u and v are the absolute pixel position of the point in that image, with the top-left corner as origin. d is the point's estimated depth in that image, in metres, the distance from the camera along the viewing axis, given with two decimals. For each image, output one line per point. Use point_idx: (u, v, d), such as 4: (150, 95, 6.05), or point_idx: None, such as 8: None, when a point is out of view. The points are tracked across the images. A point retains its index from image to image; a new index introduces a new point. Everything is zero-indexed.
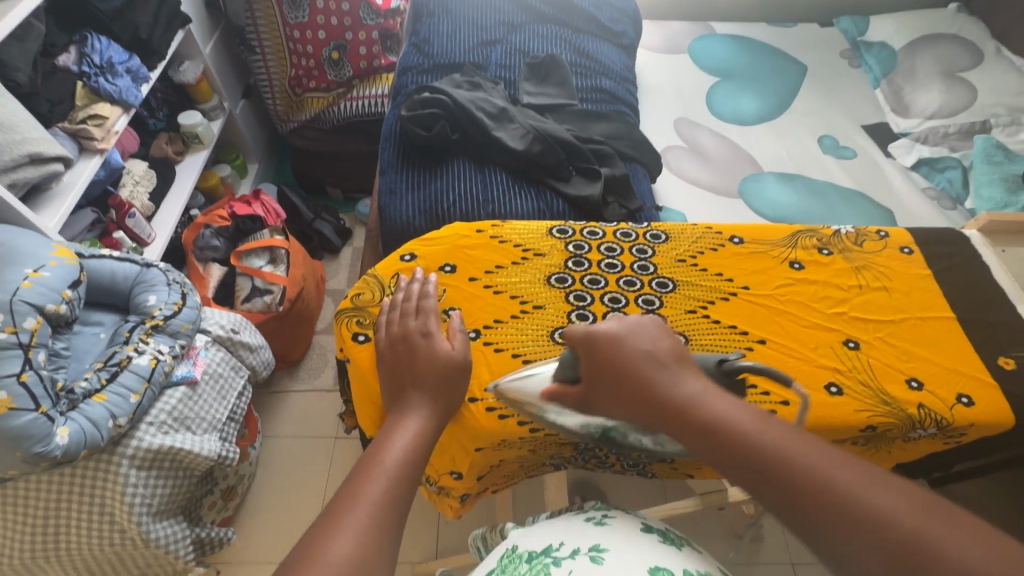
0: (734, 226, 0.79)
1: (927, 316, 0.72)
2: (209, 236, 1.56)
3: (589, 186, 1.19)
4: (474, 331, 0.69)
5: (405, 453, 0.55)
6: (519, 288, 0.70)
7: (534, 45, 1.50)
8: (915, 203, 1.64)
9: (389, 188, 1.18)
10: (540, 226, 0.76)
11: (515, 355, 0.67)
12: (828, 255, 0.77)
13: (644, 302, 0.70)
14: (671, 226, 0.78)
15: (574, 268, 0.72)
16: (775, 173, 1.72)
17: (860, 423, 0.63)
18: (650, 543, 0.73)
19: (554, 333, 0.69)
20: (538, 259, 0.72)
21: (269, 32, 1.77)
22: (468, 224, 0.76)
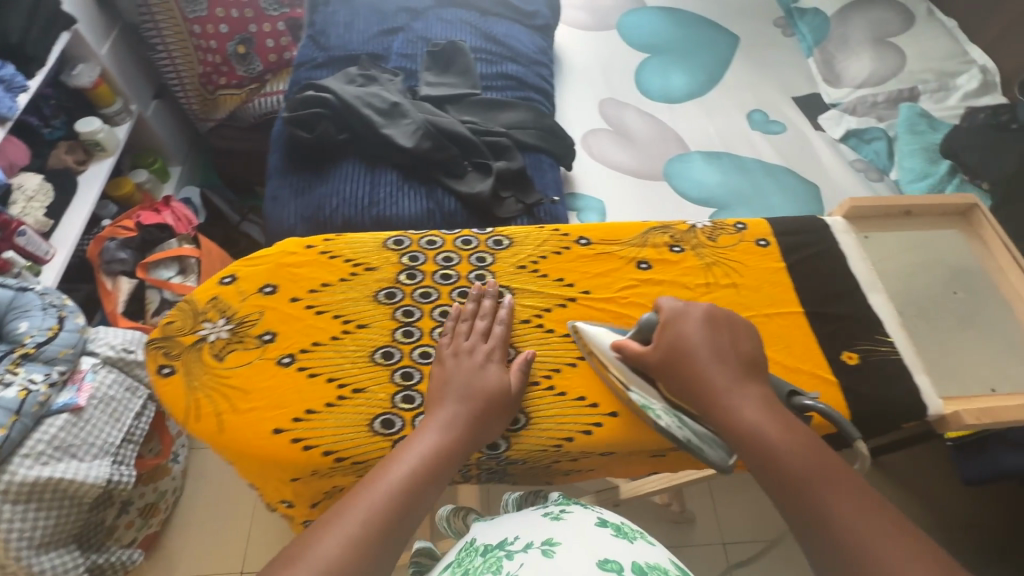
0: (585, 226, 0.80)
1: (773, 313, 0.74)
2: (114, 249, 1.50)
3: (482, 182, 1.15)
4: (288, 356, 0.65)
5: (414, 467, 0.58)
6: (345, 307, 0.68)
7: (437, 31, 1.44)
8: (841, 177, 1.61)
9: (273, 195, 1.13)
10: (376, 237, 0.74)
11: (328, 380, 0.63)
12: (679, 252, 0.77)
13: (477, 315, 0.71)
14: (516, 229, 0.78)
15: (405, 282, 0.71)
16: (702, 152, 1.68)
17: (685, 430, 0.67)
18: (605, 535, 0.70)
19: (376, 354, 0.66)
20: (367, 274, 0.71)
21: (170, 28, 1.67)
22: (297, 239, 0.73)
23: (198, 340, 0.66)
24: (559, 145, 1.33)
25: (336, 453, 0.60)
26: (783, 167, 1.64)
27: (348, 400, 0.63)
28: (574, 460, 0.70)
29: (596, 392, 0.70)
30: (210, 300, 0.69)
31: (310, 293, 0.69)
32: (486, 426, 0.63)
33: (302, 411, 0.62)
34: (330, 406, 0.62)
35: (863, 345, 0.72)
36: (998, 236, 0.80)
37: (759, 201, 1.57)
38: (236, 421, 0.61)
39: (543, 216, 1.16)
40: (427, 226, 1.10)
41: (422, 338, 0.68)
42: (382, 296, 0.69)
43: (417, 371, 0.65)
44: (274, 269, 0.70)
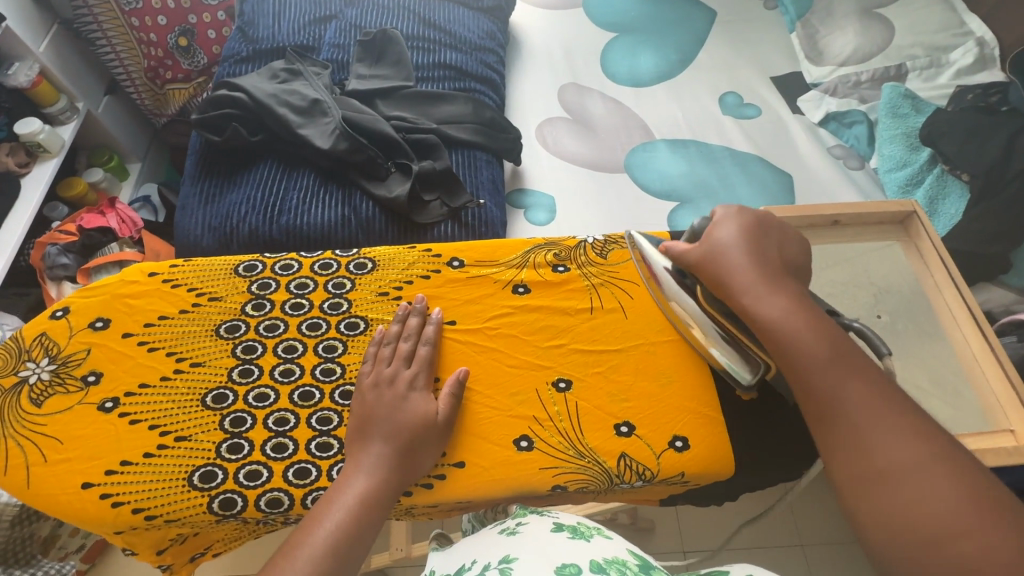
0: (458, 246, 0.75)
1: (659, 341, 0.72)
2: (56, 253, 1.46)
3: (399, 185, 1.07)
4: (112, 400, 0.61)
5: (358, 498, 0.56)
6: (179, 344, 0.64)
7: (372, 18, 1.35)
8: (818, 165, 1.48)
9: (181, 203, 1.07)
10: (224, 263, 0.69)
11: (150, 428, 0.60)
12: (563, 273, 0.75)
13: (325, 349, 0.66)
14: (382, 251, 0.73)
15: (250, 314, 0.66)
16: (667, 140, 1.57)
17: (544, 480, 0.62)
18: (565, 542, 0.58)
19: (207, 398, 0.62)
20: (208, 307, 0.66)
21: (110, 21, 1.61)
22: (139, 267, 0.69)
23: (19, 382, 0.62)
24: (499, 139, 1.25)
25: (146, 510, 0.57)
26: (754, 156, 1.52)
27: (168, 449, 0.59)
28: (431, 507, 0.64)
29: (452, 439, 0.63)
30: (37, 336, 0.65)
31: (145, 328, 0.65)
32: (415, 461, 0.60)
33: (118, 462, 0.58)
34: (149, 457, 0.59)
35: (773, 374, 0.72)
36: (933, 249, 0.83)
37: (726, 195, 1.46)
38: (44, 475, 0.58)
39: (468, 220, 1.08)
40: (340, 233, 1.04)
41: (260, 377, 0.63)
42: (222, 331, 0.65)
43: (246, 416, 0.61)
44: (108, 302, 0.67)
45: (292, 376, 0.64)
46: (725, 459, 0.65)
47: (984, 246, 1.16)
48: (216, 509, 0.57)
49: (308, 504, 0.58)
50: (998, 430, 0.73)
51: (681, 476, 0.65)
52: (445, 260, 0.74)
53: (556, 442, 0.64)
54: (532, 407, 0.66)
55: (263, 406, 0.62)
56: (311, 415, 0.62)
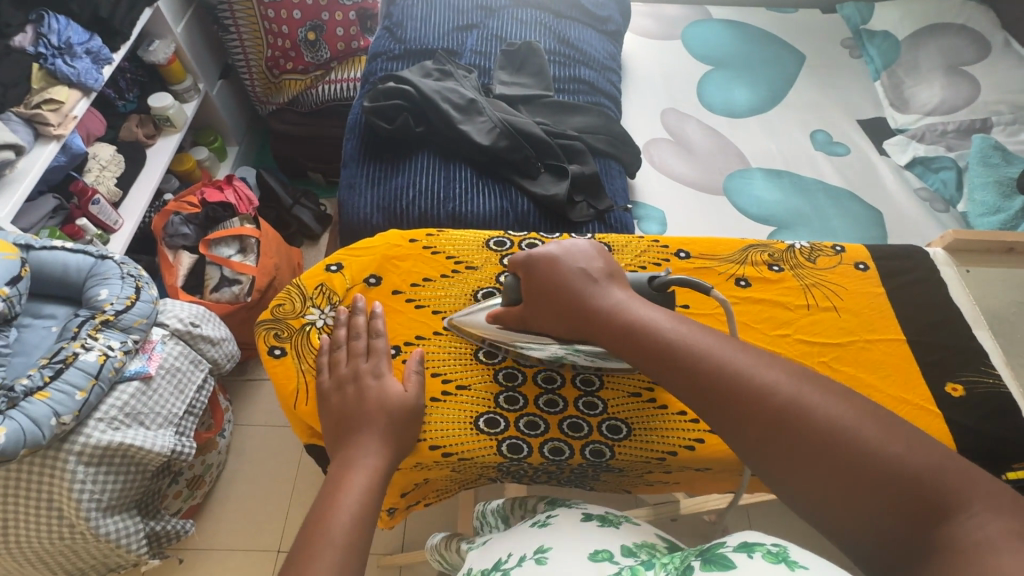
0: (683, 239, 0.76)
1: (876, 338, 0.69)
2: (178, 223, 1.53)
3: (555, 185, 1.14)
4: (395, 348, 0.68)
5: (362, 488, 0.56)
6: (447, 304, 0.71)
7: (511, 31, 1.44)
8: (905, 204, 1.58)
9: (348, 183, 1.14)
10: (477, 237, 0.76)
11: (436, 375, 0.66)
12: (778, 272, 0.73)
13: None
14: (617, 238, 0.75)
15: (506, 283, 0.73)
16: (763, 169, 1.66)
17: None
18: (591, 529, 0.64)
19: (480, 353, 0.68)
20: (469, 272, 0.73)
21: (243, 11, 1.70)
22: (400, 233, 0.76)
23: (307, 324, 0.70)
24: (627, 153, 1.33)
25: (441, 447, 0.62)
26: (846, 192, 1.62)
27: (452, 395, 0.65)
28: (667, 472, 0.67)
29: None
30: (316, 285, 0.72)
31: (413, 288, 0.72)
32: (403, 440, 0.61)
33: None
34: (435, 400, 0.65)
35: (967, 376, 0.67)
36: None
37: (822, 225, 1.54)
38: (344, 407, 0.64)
39: (614, 223, 1.15)
40: (500, 224, 1.10)
41: None
42: (481, 296, 0.72)
43: (518, 372, 0.67)
44: (378, 261, 0.74)
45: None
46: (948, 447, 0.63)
47: None
48: (503, 452, 0.63)
49: (586, 455, 0.63)
50: None
51: None
52: (671, 250, 0.74)
53: None
54: None
55: (530, 364, 0.68)
56: (574, 376, 0.68)
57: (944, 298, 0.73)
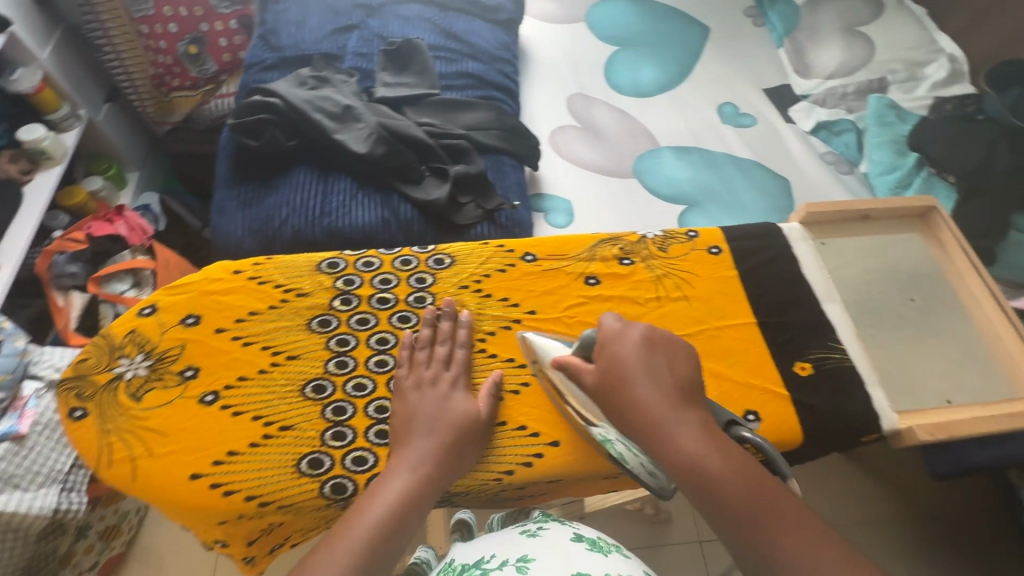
0: (529, 241, 0.76)
1: (726, 325, 0.69)
2: (64, 262, 1.43)
3: (438, 188, 1.10)
4: (212, 394, 0.64)
5: (397, 497, 0.57)
6: (273, 337, 0.66)
7: (393, 29, 1.38)
8: (811, 169, 1.59)
9: (219, 207, 1.08)
10: (309, 260, 0.71)
11: (254, 418, 0.62)
12: (629, 265, 0.73)
13: (415, 341, 0.68)
14: (457, 247, 0.74)
15: (340, 308, 0.68)
16: (672, 148, 1.65)
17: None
18: (579, 550, 0.69)
19: (307, 389, 0.64)
20: (297, 301, 0.68)
21: (116, 27, 1.58)
22: (223, 264, 0.71)
23: (114, 378, 0.65)
24: (522, 145, 1.28)
25: (258, 497, 0.59)
26: (754, 163, 1.62)
27: (273, 439, 0.61)
28: (519, 488, 0.67)
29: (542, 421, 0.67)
30: (127, 333, 0.67)
31: (237, 323, 0.67)
32: (460, 459, 0.61)
33: (225, 453, 0.61)
34: (254, 447, 0.61)
35: (814, 353, 0.69)
36: (956, 239, 0.79)
37: (731, 199, 1.54)
38: (151, 466, 0.60)
39: (504, 222, 1.11)
40: (382, 236, 1.06)
41: (356, 368, 0.65)
42: (314, 325, 0.67)
43: (348, 405, 0.63)
44: (196, 298, 0.69)
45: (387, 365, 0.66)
46: (797, 429, 0.63)
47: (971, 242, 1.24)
48: (327, 493, 0.60)
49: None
50: None
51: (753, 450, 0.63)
52: (518, 254, 0.75)
53: None
54: None
55: (362, 395, 0.64)
56: None
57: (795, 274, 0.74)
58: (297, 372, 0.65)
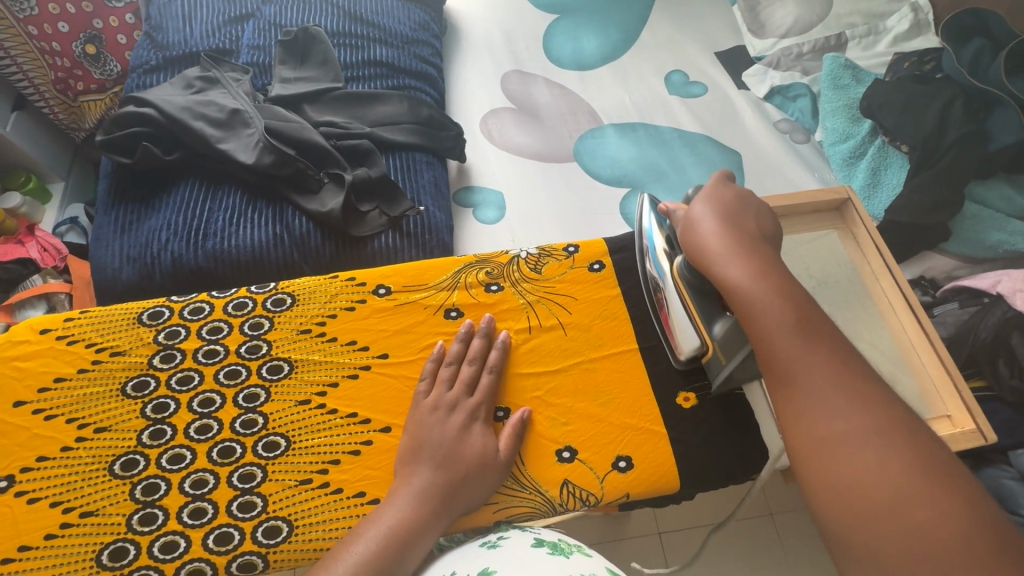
0: (386, 272, 0.72)
1: (598, 356, 0.70)
2: None
3: (334, 198, 1.00)
4: (5, 480, 0.59)
5: (394, 525, 0.55)
6: (81, 408, 0.62)
7: (292, 16, 1.26)
8: (764, 140, 1.49)
9: (94, 233, 0.99)
10: (127, 313, 0.66)
11: (51, 505, 0.58)
12: (496, 292, 0.72)
13: (245, 398, 0.63)
14: (302, 284, 0.70)
15: (160, 367, 0.64)
16: (615, 126, 1.53)
17: (485, 518, 0.61)
18: (540, 558, 0.51)
19: (115, 466, 0.60)
20: (108, 363, 0.64)
21: (14, 41, 1.41)
22: (30, 324, 0.66)
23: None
24: (439, 139, 1.17)
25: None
26: (702, 136, 1.51)
27: (74, 527, 0.57)
28: None
29: (383, 487, 0.61)
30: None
31: (40, 394, 0.63)
32: (468, 493, 0.59)
33: (16, 548, 0.56)
34: (52, 538, 0.57)
35: (700, 384, 0.69)
36: (867, 235, 0.82)
37: (677, 178, 1.44)
38: None
39: (411, 232, 1.02)
40: (273, 255, 0.97)
41: (174, 437, 0.61)
42: (129, 390, 0.63)
43: (160, 482, 0.59)
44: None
45: (208, 432, 0.61)
46: (672, 469, 0.64)
47: (925, 217, 1.14)
48: None
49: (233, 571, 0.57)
50: (936, 416, 0.72)
51: (624, 496, 0.63)
52: (370, 287, 0.71)
53: None
54: None
55: (178, 469, 0.60)
56: (232, 473, 0.60)
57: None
58: (110, 448, 0.60)
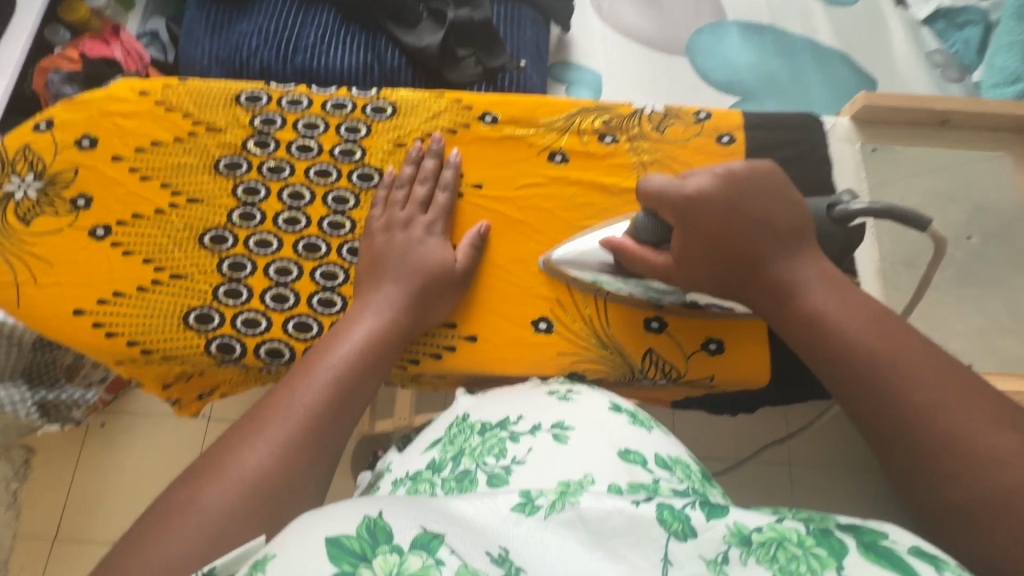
0: (493, 99, 0.70)
1: None
2: (59, 82, 1.35)
3: (432, 34, 0.92)
4: (104, 228, 0.62)
5: (355, 345, 0.56)
6: (173, 175, 0.63)
7: None
8: (909, 69, 1.29)
9: (185, 28, 0.95)
10: (226, 91, 0.66)
11: (145, 261, 0.61)
12: (609, 144, 0.69)
13: (335, 200, 0.64)
14: (406, 97, 0.69)
15: (254, 152, 0.64)
16: (741, 23, 1.34)
17: (561, 364, 0.63)
18: (623, 421, 0.53)
19: (204, 239, 0.62)
20: (206, 136, 0.65)
21: None
22: (128, 84, 0.66)
23: (4, 197, 0.63)
24: None
25: (141, 344, 0.59)
26: (838, 52, 1.32)
27: (163, 285, 0.60)
28: (438, 382, 0.68)
29: (461, 313, 0.64)
30: (20, 148, 0.64)
31: (138, 154, 0.64)
32: (428, 310, 0.61)
33: (111, 292, 0.60)
34: (144, 291, 0.60)
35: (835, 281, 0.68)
36: None
37: (796, 95, 1.28)
38: (34, 294, 0.60)
39: (506, 86, 0.94)
40: (361, 84, 0.92)
41: (263, 223, 0.62)
42: (223, 168, 0.64)
43: (246, 262, 0.61)
44: (95, 119, 0.65)
45: (296, 225, 0.62)
46: (763, 364, 0.64)
47: None
48: (213, 351, 0.59)
49: None
50: None
51: (707, 378, 0.64)
52: (476, 113, 0.69)
53: (575, 326, 0.65)
54: (556, 289, 0.66)
55: (265, 254, 0.61)
56: (315, 269, 0.62)
57: (810, 183, 0.66)
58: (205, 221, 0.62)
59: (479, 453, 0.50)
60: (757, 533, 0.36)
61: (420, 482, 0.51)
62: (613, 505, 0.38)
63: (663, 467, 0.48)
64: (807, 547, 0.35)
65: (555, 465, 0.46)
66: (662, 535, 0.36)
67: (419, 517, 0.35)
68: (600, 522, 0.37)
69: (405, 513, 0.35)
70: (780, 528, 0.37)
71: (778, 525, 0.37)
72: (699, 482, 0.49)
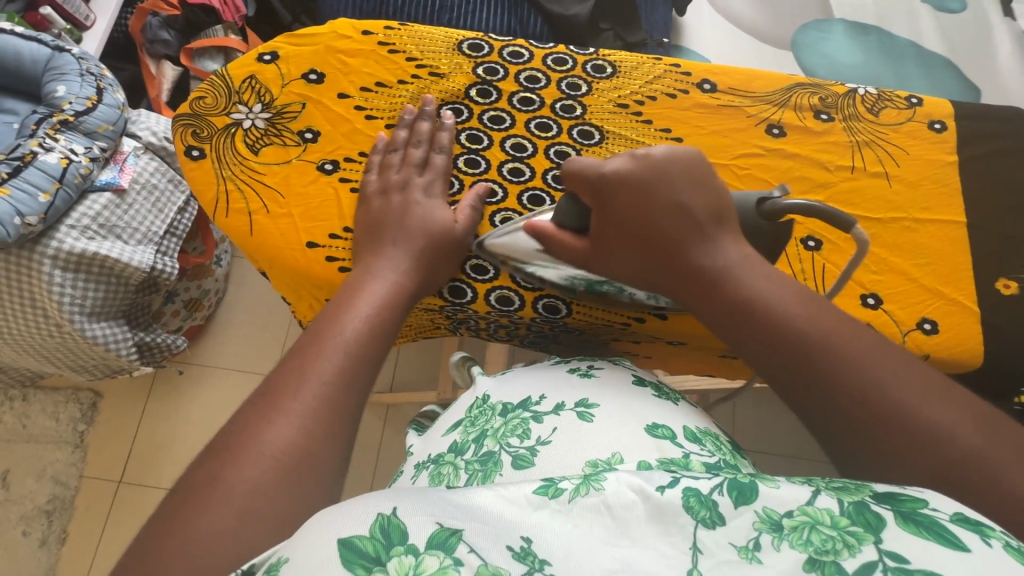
0: (711, 69, 0.72)
1: (926, 220, 0.67)
2: (157, 26, 1.35)
3: (579, 3, 0.91)
4: (330, 163, 0.67)
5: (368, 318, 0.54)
6: (399, 118, 0.69)
7: None
8: (1013, 81, 1.29)
9: None
10: (449, 39, 0.71)
11: None
12: (825, 122, 0.70)
13: (557, 153, 0.68)
14: (624, 58, 0.72)
15: (476, 101, 0.69)
16: (848, 22, 1.34)
17: None
18: (647, 398, 0.55)
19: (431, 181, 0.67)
20: (429, 81, 0.70)
21: None
22: (351, 24, 0.72)
23: (232, 124, 0.69)
24: None
25: None
26: (944, 59, 1.31)
27: None
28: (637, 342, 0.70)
29: None
30: (247, 79, 0.70)
31: (362, 93, 0.70)
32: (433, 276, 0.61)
33: (341, 228, 0.65)
34: None
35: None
36: None
37: None
38: (268, 223, 0.64)
39: None
40: None
41: (488, 171, 0.67)
42: (446, 113, 0.69)
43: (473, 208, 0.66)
44: (321, 55, 0.71)
45: (520, 175, 0.66)
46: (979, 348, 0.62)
47: None
48: (446, 294, 0.65)
49: (539, 308, 0.64)
50: None
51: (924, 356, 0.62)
52: (694, 81, 0.72)
53: None
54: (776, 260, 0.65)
55: (492, 203, 0.66)
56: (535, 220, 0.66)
57: (1009, 176, 0.69)
58: (370, 163, 0.66)
59: (501, 433, 0.51)
60: (787, 518, 0.33)
61: (442, 465, 0.51)
62: (631, 486, 0.35)
63: (692, 440, 0.50)
64: (842, 529, 0.32)
65: (584, 447, 0.47)
66: (689, 522, 0.33)
67: (432, 510, 0.33)
68: (624, 508, 0.34)
69: (418, 508, 0.33)
70: (812, 511, 0.33)
71: (810, 507, 0.33)
72: (728, 454, 0.51)
